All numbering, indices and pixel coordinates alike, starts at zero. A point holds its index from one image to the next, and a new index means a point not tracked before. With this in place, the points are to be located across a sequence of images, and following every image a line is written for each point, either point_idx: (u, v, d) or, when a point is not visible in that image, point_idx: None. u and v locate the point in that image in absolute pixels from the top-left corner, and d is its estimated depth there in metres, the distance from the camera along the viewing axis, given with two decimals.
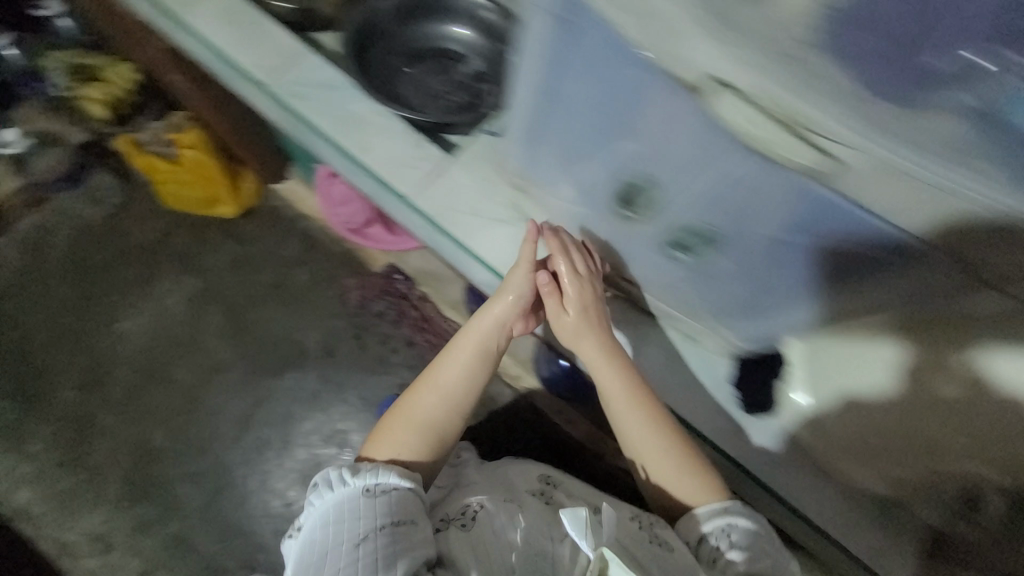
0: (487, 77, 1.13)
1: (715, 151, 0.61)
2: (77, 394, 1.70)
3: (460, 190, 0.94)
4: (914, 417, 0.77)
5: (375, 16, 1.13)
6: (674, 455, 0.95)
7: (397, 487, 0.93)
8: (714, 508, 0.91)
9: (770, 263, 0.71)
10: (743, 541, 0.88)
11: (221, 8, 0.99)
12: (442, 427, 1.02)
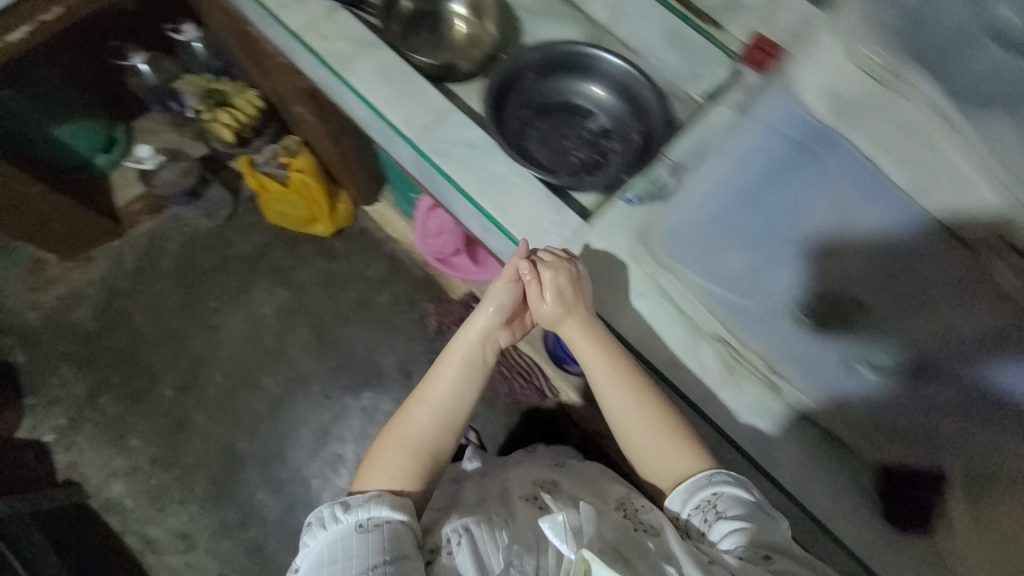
0: (615, 137, 1.14)
1: (864, 233, 0.80)
2: (174, 394, 1.78)
3: (598, 258, 0.94)
4: (957, 424, 0.73)
5: (512, 70, 1.14)
6: (662, 438, 0.95)
7: (390, 519, 0.92)
8: (699, 483, 0.90)
9: (918, 318, 0.76)
10: (733, 510, 0.86)
11: (377, 64, 1.02)
12: (431, 442, 1.02)
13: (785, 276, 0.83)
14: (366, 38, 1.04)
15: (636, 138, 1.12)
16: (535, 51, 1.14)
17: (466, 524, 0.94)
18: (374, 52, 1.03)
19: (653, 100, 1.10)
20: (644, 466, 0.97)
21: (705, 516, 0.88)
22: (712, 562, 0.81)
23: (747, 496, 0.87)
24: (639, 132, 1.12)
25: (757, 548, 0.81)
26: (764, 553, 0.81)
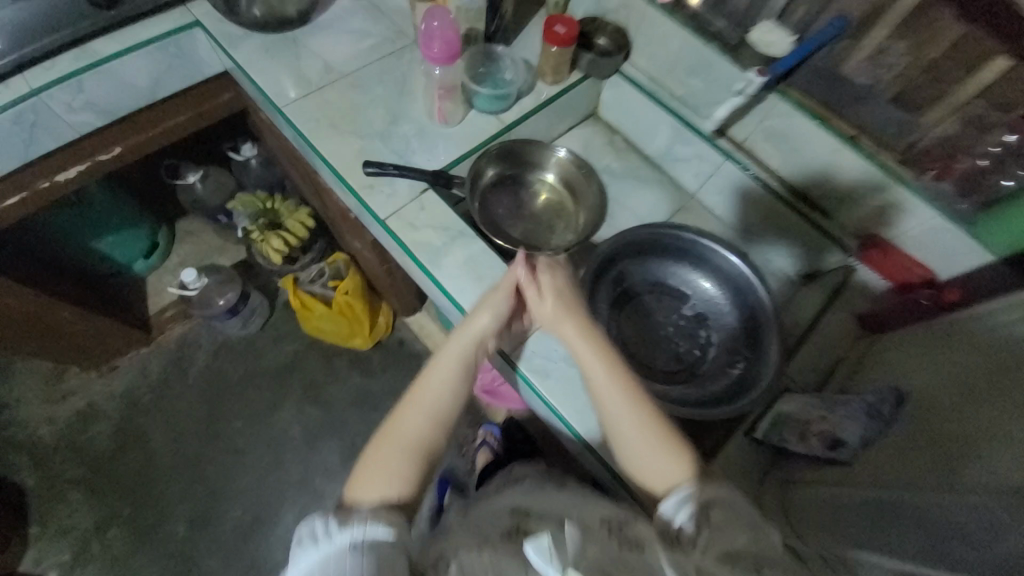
0: (715, 328, 1.03)
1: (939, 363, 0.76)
2: (187, 529, 1.62)
3: None
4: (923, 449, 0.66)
5: (607, 250, 1.02)
6: (651, 453, 0.73)
7: (382, 540, 0.65)
8: (681, 488, 0.68)
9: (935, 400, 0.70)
10: (728, 519, 0.66)
11: (472, 262, 0.94)
12: (403, 457, 0.75)
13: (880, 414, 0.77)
14: (454, 224, 0.97)
15: (737, 369, 0.97)
16: (646, 228, 1.03)
17: (443, 544, 0.68)
18: (465, 243, 0.96)
19: (771, 331, 0.95)
20: (635, 480, 0.74)
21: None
22: (737, 563, 0.58)
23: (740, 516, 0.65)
24: (741, 362, 0.98)
25: (760, 559, 0.61)
26: (778, 568, 0.63)
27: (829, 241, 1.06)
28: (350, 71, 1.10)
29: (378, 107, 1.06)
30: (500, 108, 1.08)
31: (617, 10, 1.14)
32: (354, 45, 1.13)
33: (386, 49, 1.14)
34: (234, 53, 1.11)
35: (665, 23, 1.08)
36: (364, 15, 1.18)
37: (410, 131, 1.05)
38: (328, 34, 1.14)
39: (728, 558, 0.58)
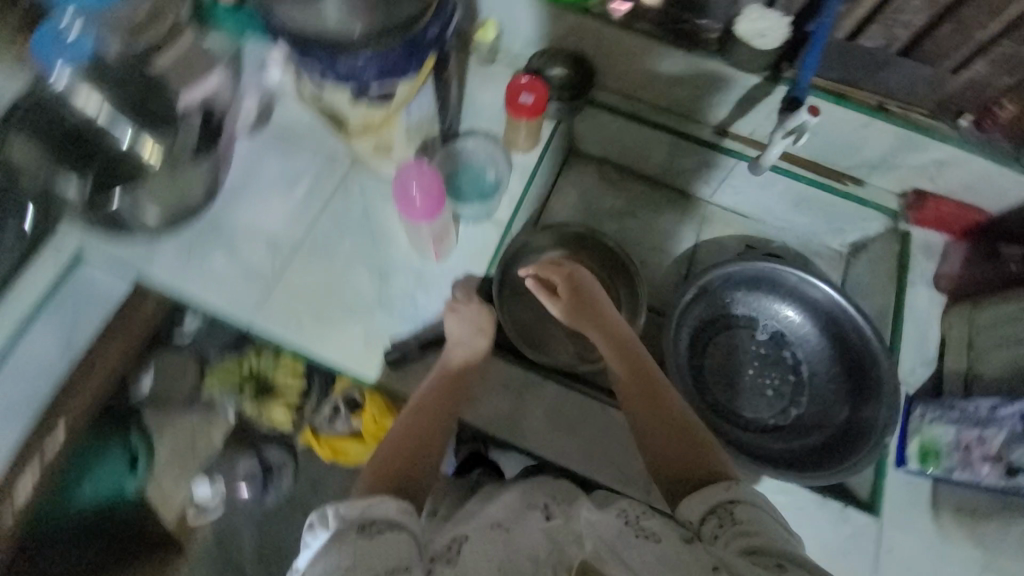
0: (803, 348, 0.95)
1: None
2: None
3: (913, 562, 0.75)
4: None
5: (677, 315, 0.89)
6: (684, 438, 0.66)
7: (395, 522, 0.56)
8: (714, 485, 0.59)
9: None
10: (749, 523, 0.54)
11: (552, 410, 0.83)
12: (407, 457, 0.66)
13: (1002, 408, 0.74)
14: (511, 377, 0.85)
15: (840, 418, 0.88)
16: (711, 271, 0.92)
17: (471, 534, 0.58)
18: (537, 395, 0.84)
19: (886, 385, 0.83)
20: (665, 460, 0.66)
21: (719, 523, 0.55)
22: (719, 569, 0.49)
23: (771, 512, 0.55)
24: (844, 409, 0.89)
25: (756, 552, 0.51)
26: (773, 561, 0.50)
27: (878, 208, 0.96)
28: (302, 236, 0.89)
29: (359, 269, 0.88)
30: (490, 211, 0.92)
31: (567, 35, 0.94)
32: (289, 200, 0.91)
33: (329, 189, 0.92)
34: (153, 276, 0.87)
35: (626, 39, 0.91)
36: (281, 154, 0.94)
37: (408, 282, 0.88)
38: (252, 196, 0.91)
39: (750, 557, 0.51)
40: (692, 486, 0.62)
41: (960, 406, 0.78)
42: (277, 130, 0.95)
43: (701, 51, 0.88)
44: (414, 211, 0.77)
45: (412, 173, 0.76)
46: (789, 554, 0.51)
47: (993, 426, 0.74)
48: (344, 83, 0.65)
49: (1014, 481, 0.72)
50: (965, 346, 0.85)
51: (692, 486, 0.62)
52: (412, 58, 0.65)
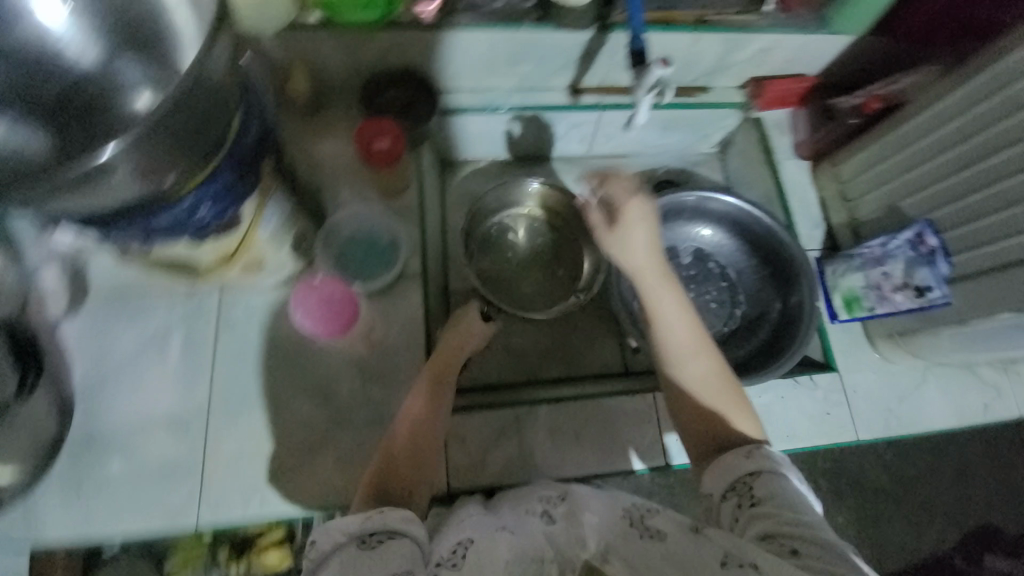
0: (722, 257, 1.02)
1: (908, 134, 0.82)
2: None
3: (873, 393, 0.88)
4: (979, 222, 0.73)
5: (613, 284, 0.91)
6: (720, 390, 0.61)
7: (400, 530, 0.48)
8: (732, 453, 0.55)
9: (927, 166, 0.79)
10: (769, 499, 0.51)
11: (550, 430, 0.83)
12: (415, 461, 0.61)
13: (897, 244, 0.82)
14: (500, 420, 0.83)
15: (776, 310, 0.96)
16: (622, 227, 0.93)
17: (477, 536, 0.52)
18: (532, 424, 0.83)
19: (802, 263, 0.92)
20: (694, 413, 0.60)
21: (738, 502, 0.52)
22: (729, 561, 0.45)
23: (793, 487, 0.52)
24: (777, 300, 0.96)
25: (772, 535, 0.48)
26: (787, 548, 0.46)
27: (729, 106, 1.02)
28: (204, 400, 0.77)
29: (292, 396, 0.78)
30: (399, 268, 0.84)
31: (384, 56, 0.86)
32: (165, 367, 0.78)
33: (205, 333, 0.80)
34: (50, 533, 0.71)
35: (444, 38, 0.83)
36: (125, 321, 0.79)
37: (354, 382, 0.80)
38: (118, 386, 0.77)
39: (765, 542, 0.48)
40: (714, 448, 0.58)
41: (859, 252, 0.88)
42: (106, 295, 0.80)
43: (526, 23, 0.83)
44: (325, 324, 0.78)
45: (306, 292, 0.79)
46: (811, 535, 0.47)
47: (890, 259, 0.83)
48: (180, 234, 0.56)
49: (923, 302, 0.80)
50: (840, 198, 0.97)
51: (712, 448, 0.58)
52: (244, 173, 0.56)
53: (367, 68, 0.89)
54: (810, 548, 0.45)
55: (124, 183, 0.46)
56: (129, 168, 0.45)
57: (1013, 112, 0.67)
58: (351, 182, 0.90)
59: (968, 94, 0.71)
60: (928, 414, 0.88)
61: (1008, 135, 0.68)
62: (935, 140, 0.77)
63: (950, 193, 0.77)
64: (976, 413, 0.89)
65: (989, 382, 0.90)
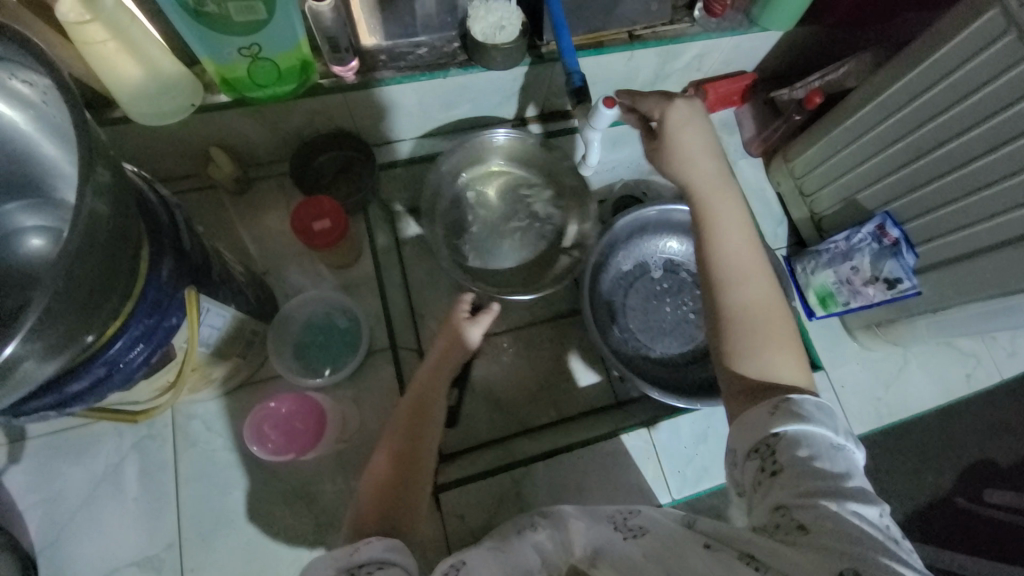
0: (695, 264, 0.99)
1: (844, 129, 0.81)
2: None
3: (860, 385, 0.89)
4: (941, 212, 0.72)
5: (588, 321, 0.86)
6: (766, 329, 0.55)
7: (386, 562, 0.45)
8: (756, 409, 0.49)
9: (875, 157, 0.78)
10: (788, 466, 0.45)
11: (554, 487, 0.81)
12: (396, 494, 0.55)
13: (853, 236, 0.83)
14: (497, 487, 0.80)
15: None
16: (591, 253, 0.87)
17: (469, 557, 0.48)
18: (531, 485, 0.80)
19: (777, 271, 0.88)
20: (732, 346, 0.55)
21: (761, 466, 0.47)
22: (713, 545, 0.44)
23: (817, 447, 0.45)
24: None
25: (784, 509, 0.43)
26: (794, 523, 0.42)
27: None
28: (175, 533, 0.70)
29: (271, 506, 0.73)
30: (365, 346, 0.79)
31: (309, 123, 0.80)
32: (126, 505, 0.71)
33: (166, 457, 0.73)
34: None
35: (375, 93, 0.77)
36: (73, 459, 0.72)
37: (337, 478, 0.74)
38: (75, 536, 0.69)
39: (776, 514, 0.43)
40: (744, 392, 0.52)
41: (827, 247, 0.87)
42: (47, 434, 0.72)
43: (453, 68, 0.76)
44: (293, 445, 0.70)
45: (260, 421, 0.70)
46: (827, 511, 0.42)
47: (856, 253, 0.82)
48: (107, 393, 0.48)
49: (895, 293, 0.79)
50: (798, 193, 0.95)
51: (743, 392, 0.53)
52: (162, 315, 0.48)
53: (293, 137, 0.82)
54: (820, 525, 0.41)
55: (31, 371, 0.36)
56: (37, 357, 0.37)
57: (960, 100, 0.65)
58: (297, 259, 0.84)
59: (911, 84, 0.70)
60: (915, 396, 0.89)
61: (957, 124, 0.67)
62: (885, 131, 0.76)
63: (906, 183, 0.76)
64: (961, 383, 0.91)
65: (965, 350, 0.93)
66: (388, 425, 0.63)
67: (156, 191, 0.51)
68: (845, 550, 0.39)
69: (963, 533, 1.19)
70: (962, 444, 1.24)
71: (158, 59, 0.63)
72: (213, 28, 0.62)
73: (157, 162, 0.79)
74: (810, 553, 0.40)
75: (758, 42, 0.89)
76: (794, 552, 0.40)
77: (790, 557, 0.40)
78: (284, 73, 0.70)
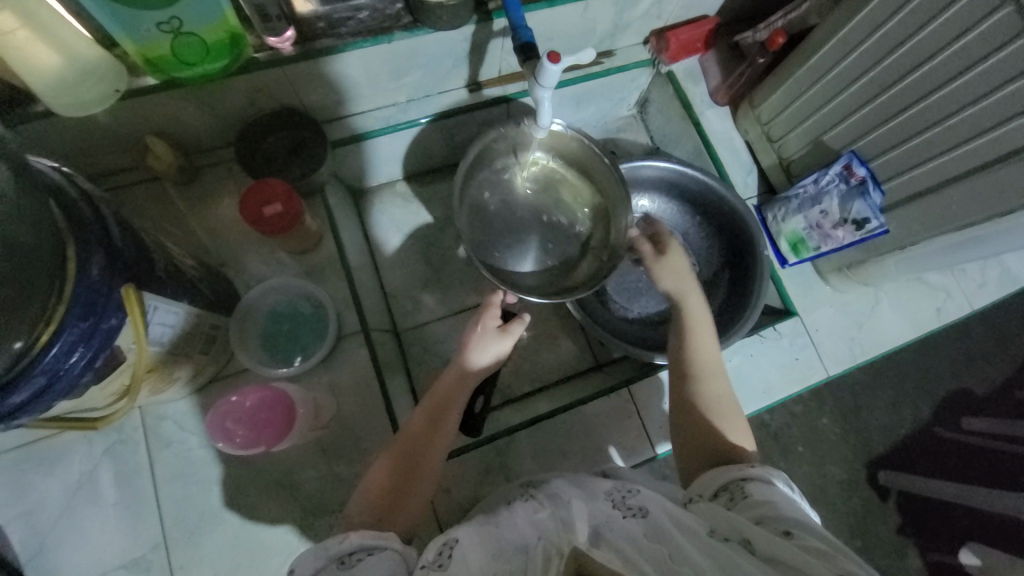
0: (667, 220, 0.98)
1: (810, 68, 0.79)
2: None
3: (835, 327, 0.90)
4: (908, 148, 0.71)
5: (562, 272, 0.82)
6: (721, 406, 0.61)
7: (376, 547, 0.47)
8: (722, 467, 0.54)
9: (841, 95, 0.76)
10: (761, 496, 0.49)
11: (540, 451, 0.81)
12: (400, 499, 0.57)
13: (820, 178, 0.82)
14: (482, 458, 0.80)
15: (729, 273, 0.92)
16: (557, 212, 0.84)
17: (462, 535, 0.48)
18: (515, 455, 0.80)
19: (748, 220, 0.87)
20: (699, 419, 0.60)
21: (731, 497, 0.50)
22: (717, 533, 0.45)
23: (788, 491, 0.50)
24: (728, 263, 0.93)
25: (767, 521, 0.45)
26: (780, 530, 0.44)
27: (637, 65, 0.95)
28: (160, 534, 0.70)
29: (256, 499, 0.72)
30: (335, 331, 0.78)
31: (249, 103, 0.76)
32: (106, 511, 0.70)
33: (140, 460, 0.72)
34: None
35: (319, 65, 0.72)
36: (44, 471, 0.70)
37: (319, 465, 0.74)
38: (58, 546, 0.68)
39: (757, 522, 0.46)
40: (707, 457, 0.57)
41: (796, 192, 0.87)
42: (14, 450, 0.70)
43: (397, 31, 0.72)
44: (265, 434, 0.67)
45: (228, 418, 0.66)
46: (811, 529, 0.44)
47: (825, 196, 0.82)
48: (60, 394, 0.46)
49: (864, 233, 0.79)
50: (766, 139, 0.93)
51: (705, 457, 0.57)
52: (99, 317, 0.45)
53: (236, 118, 0.78)
54: (805, 535, 0.43)
55: None
56: None
57: (920, 28, 0.63)
58: (257, 249, 0.82)
59: (872, 14, 0.68)
60: (887, 333, 0.91)
61: (917, 54, 0.65)
62: (848, 67, 0.74)
63: (871, 120, 0.74)
64: (932, 317, 0.93)
65: (935, 285, 0.94)
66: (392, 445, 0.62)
67: (77, 185, 0.48)
68: (834, 555, 0.40)
69: (940, 459, 1.24)
70: (937, 377, 1.27)
71: (72, 42, 0.58)
72: (125, 4, 0.56)
73: (93, 157, 0.75)
74: (800, 550, 0.41)
75: None
76: (786, 547, 0.41)
77: (784, 553, 0.40)
78: (214, 48, 0.65)
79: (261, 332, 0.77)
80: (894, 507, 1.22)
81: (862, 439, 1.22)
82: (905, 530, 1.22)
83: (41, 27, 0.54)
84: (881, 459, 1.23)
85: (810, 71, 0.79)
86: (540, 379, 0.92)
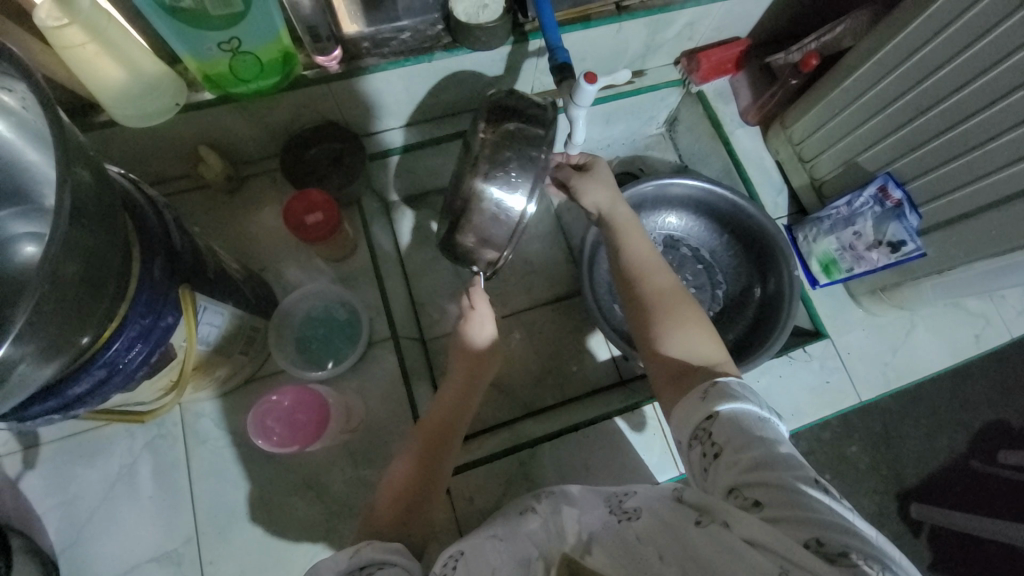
0: (694, 238, 0.98)
1: (843, 90, 0.79)
2: None
3: (869, 352, 0.88)
4: (949, 171, 0.70)
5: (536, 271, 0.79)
6: (673, 305, 0.62)
7: (387, 562, 0.46)
8: (690, 396, 0.52)
9: (877, 117, 0.76)
10: (730, 451, 0.46)
11: (563, 465, 0.81)
12: (410, 497, 0.58)
13: (852, 201, 0.82)
14: (505, 469, 0.80)
15: (757, 292, 0.92)
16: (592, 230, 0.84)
17: (467, 549, 0.50)
18: (538, 466, 0.80)
19: (777, 238, 0.87)
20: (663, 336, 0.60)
21: (702, 451, 0.48)
22: (703, 521, 0.44)
23: (764, 430, 0.46)
24: (757, 281, 0.92)
25: (738, 488, 0.44)
26: (752, 500, 0.43)
27: (668, 85, 0.96)
28: (192, 527, 0.72)
29: (283, 497, 0.74)
30: (366, 336, 0.80)
31: (295, 117, 0.80)
32: (143, 503, 0.72)
33: (176, 454, 0.75)
34: None
35: (363, 82, 0.75)
36: (87, 462, 0.73)
37: (346, 469, 0.75)
38: (96, 534, 0.71)
39: (730, 494, 0.44)
40: (681, 374, 0.56)
41: (828, 213, 0.86)
42: (60, 441, 0.74)
43: (438, 51, 0.74)
44: (297, 437, 0.68)
45: (259, 415, 0.68)
46: (774, 479, 0.43)
47: (858, 218, 0.82)
48: (106, 395, 0.49)
49: (899, 256, 0.79)
50: (798, 160, 0.93)
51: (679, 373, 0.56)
52: (148, 328, 0.48)
53: (281, 131, 0.82)
54: (776, 503, 0.41)
55: (30, 373, 0.38)
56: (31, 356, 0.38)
57: (956, 54, 0.63)
58: (294, 255, 0.85)
59: (908, 39, 0.68)
60: (923, 358, 0.88)
61: (952, 82, 0.65)
62: (884, 89, 0.73)
63: (909, 142, 0.74)
64: (971, 344, 0.90)
65: (971, 311, 0.91)
66: (407, 444, 0.65)
67: (143, 192, 0.51)
68: (797, 511, 0.40)
69: (976, 494, 1.19)
70: (972, 409, 1.22)
71: (137, 58, 0.62)
72: (191, 25, 0.61)
73: (147, 165, 0.79)
74: (772, 525, 0.40)
75: (751, 8, 0.85)
76: (755, 521, 0.40)
77: (760, 531, 0.40)
78: (268, 66, 0.68)
79: (295, 336, 0.80)
80: (927, 543, 1.17)
81: (895, 470, 1.18)
82: (935, 567, 1.16)
83: (111, 43, 0.58)
84: (913, 490, 1.18)
85: (842, 92, 0.79)
86: (563, 391, 0.93)
